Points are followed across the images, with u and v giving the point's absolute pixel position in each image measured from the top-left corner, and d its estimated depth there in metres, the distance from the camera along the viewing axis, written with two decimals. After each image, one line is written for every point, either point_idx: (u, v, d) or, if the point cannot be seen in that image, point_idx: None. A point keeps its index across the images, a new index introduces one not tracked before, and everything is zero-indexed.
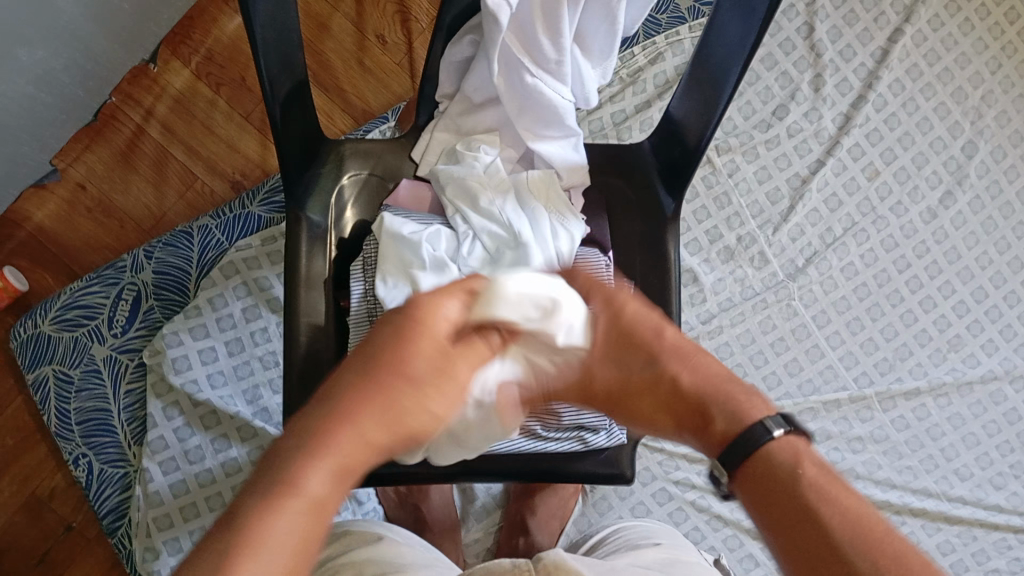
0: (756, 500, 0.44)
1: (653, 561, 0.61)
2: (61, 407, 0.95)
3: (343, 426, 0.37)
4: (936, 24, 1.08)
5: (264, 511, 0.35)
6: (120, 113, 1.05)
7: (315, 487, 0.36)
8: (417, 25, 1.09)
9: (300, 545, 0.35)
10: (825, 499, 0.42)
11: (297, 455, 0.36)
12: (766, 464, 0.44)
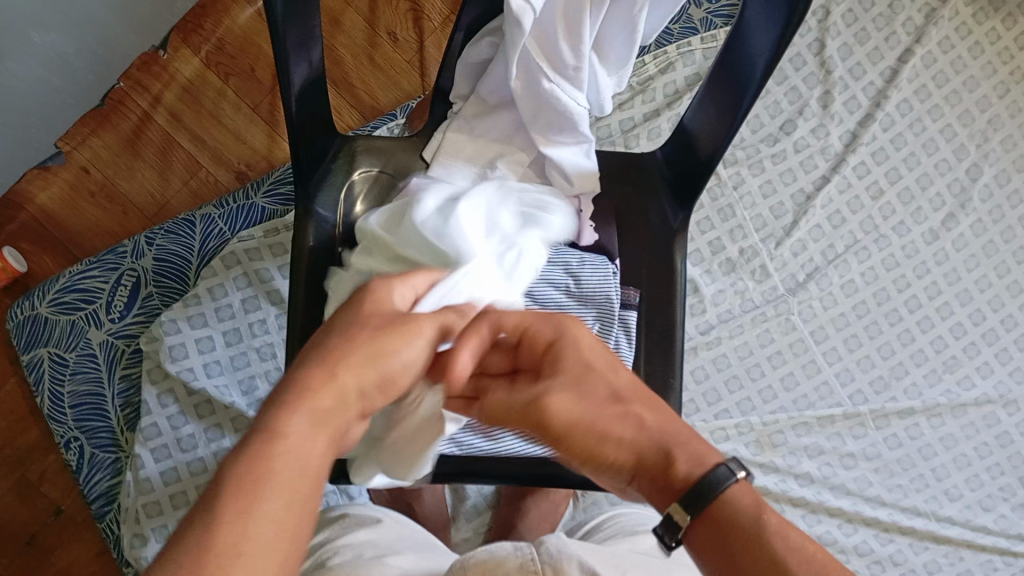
0: (714, 551, 0.42)
1: (650, 550, 0.64)
2: (55, 390, 0.94)
3: (322, 375, 0.42)
4: (946, 46, 1.09)
5: (265, 441, 0.39)
6: (128, 100, 1.03)
7: (301, 425, 0.40)
8: (429, 24, 1.09)
9: (308, 472, 0.40)
10: (793, 559, 0.40)
11: (280, 405, 0.40)
12: (728, 516, 0.42)
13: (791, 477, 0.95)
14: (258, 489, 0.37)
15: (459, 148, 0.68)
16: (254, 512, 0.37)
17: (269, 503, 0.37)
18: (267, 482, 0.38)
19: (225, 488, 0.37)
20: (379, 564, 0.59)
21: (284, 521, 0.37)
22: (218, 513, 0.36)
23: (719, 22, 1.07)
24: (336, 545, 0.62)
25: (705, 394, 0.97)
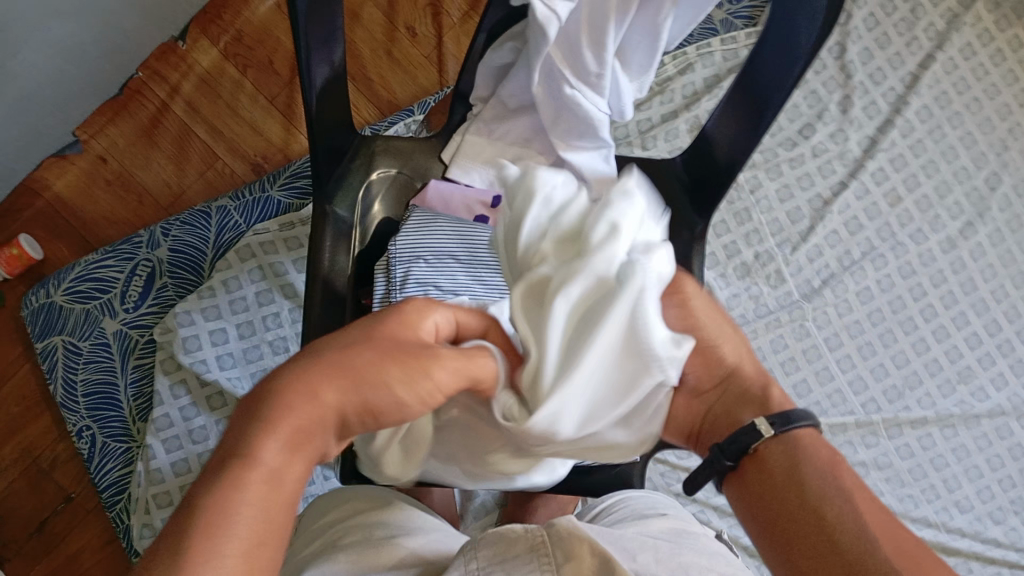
0: (764, 475, 0.48)
1: (663, 532, 0.61)
2: (68, 378, 0.94)
3: (304, 393, 0.39)
4: (967, 53, 1.08)
5: (214, 484, 0.35)
6: (146, 89, 1.04)
7: (272, 455, 0.37)
8: (448, 20, 1.09)
9: (258, 517, 0.35)
10: (841, 487, 0.46)
11: (255, 428, 0.37)
12: (788, 448, 0.48)
13: None
14: (190, 540, 0.33)
15: (477, 150, 0.69)
16: (185, 560, 0.33)
17: (199, 560, 0.33)
18: (200, 533, 0.33)
19: (169, 532, 0.34)
20: (388, 546, 0.59)
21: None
22: (153, 565, 0.33)
23: (739, 23, 1.07)
24: (348, 525, 0.62)
25: None
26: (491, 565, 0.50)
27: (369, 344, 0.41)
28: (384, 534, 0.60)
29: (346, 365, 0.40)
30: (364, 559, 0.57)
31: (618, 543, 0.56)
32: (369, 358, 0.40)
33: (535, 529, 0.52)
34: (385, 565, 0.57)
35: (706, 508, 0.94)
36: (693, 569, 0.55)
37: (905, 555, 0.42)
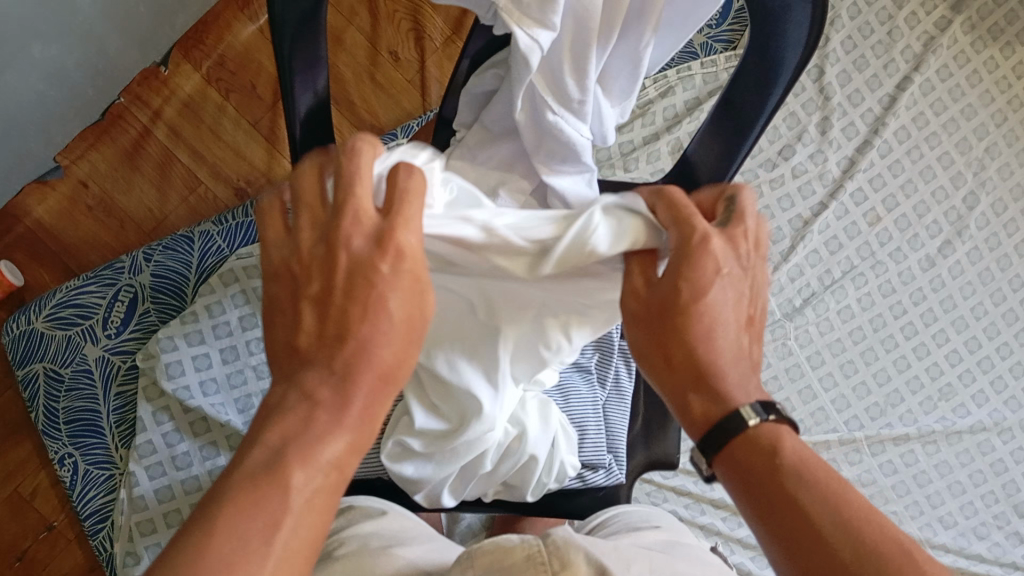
0: (741, 488, 0.46)
1: (655, 543, 0.62)
2: (50, 405, 0.94)
3: (359, 399, 0.43)
4: (944, 74, 1.09)
5: (296, 479, 0.41)
6: (127, 114, 1.03)
7: (333, 455, 0.42)
8: (430, 44, 1.10)
9: (320, 510, 0.42)
10: (814, 487, 0.44)
11: (322, 427, 0.42)
12: (752, 453, 0.46)
13: None
14: (277, 530, 0.39)
15: (462, 175, 0.68)
16: (270, 549, 0.39)
17: (279, 549, 0.39)
18: (283, 527, 0.40)
19: (254, 510, 0.39)
20: (383, 556, 0.59)
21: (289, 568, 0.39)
22: (246, 536, 0.39)
23: (719, 47, 1.07)
24: (346, 537, 0.63)
25: None
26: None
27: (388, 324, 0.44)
28: (378, 545, 0.61)
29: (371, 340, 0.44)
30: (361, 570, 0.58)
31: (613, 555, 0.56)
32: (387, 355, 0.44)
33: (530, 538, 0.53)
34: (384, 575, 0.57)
35: (692, 527, 0.94)
36: None
37: (878, 565, 0.42)
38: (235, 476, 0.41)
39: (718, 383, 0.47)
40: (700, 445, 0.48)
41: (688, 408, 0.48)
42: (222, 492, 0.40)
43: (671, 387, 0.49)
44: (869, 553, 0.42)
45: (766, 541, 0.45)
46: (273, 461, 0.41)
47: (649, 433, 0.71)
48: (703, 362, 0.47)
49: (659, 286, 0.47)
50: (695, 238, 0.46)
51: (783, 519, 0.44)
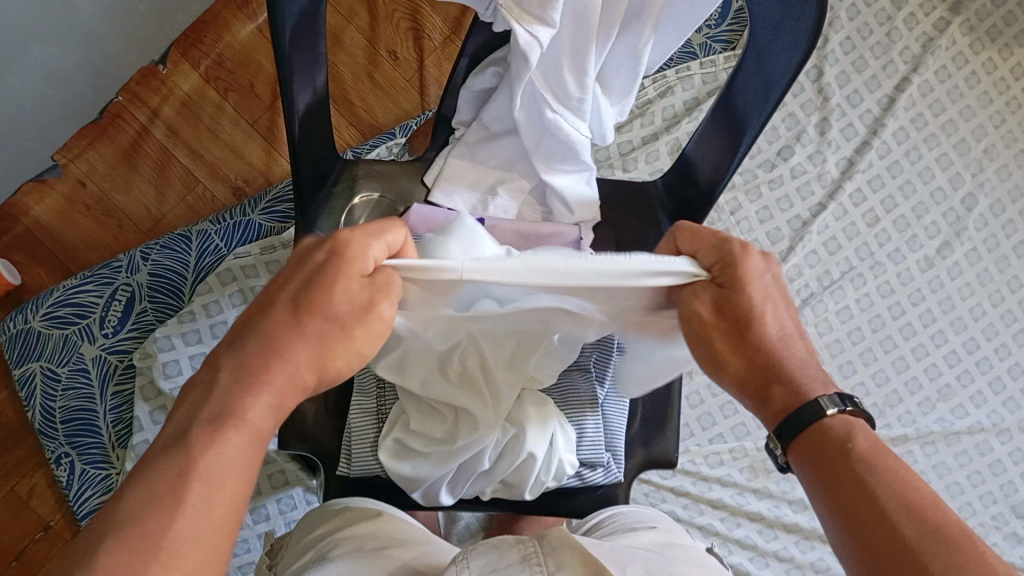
0: (811, 472, 0.45)
1: (651, 545, 0.61)
2: (47, 406, 0.93)
3: (278, 368, 0.43)
4: (942, 75, 1.09)
5: (210, 439, 0.41)
6: (126, 113, 1.03)
7: (257, 416, 0.43)
8: (429, 44, 1.09)
9: (238, 466, 0.41)
10: (881, 472, 0.43)
11: (239, 387, 0.43)
12: (827, 439, 0.45)
13: (784, 503, 0.96)
14: (188, 486, 0.39)
15: (462, 174, 0.69)
16: (185, 503, 0.39)
17: (194, 504, 0.39)
18: (195, 483, 0.39)
19: (168, 468, 0.40)
20: (379, 560, 0.59)
21: (208, 522, 0.39)
22: (160, 488, 0.39)
23: (718, 47, 1.07)
24: (339, 538, 0.62)
25: (699, 419, 0.97)
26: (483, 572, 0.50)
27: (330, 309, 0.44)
28: (372, 548, 0.60)
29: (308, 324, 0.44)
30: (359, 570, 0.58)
31: (610, 557, 0.56)
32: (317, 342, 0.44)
33: (525, 539, 0.53)
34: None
35: (690, 527, 0.94)
36: None
37: (945, 545, 0.39)
38: (157, 444, 0.42)
39: (786, 380, 0.47)
40: (776, 432, 0.47)
41: (765, 404, 0.48)
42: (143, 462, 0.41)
43: (749, 391, 0.48)
44: (936, 535, 0.40)
45: (832, 525, 0.44)
46: (189, 426, 0.42)
47: (647, 432, 0.71)
48: (771, 368, 0.47)
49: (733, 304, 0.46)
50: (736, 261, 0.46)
51: (849, 499, 0.43)
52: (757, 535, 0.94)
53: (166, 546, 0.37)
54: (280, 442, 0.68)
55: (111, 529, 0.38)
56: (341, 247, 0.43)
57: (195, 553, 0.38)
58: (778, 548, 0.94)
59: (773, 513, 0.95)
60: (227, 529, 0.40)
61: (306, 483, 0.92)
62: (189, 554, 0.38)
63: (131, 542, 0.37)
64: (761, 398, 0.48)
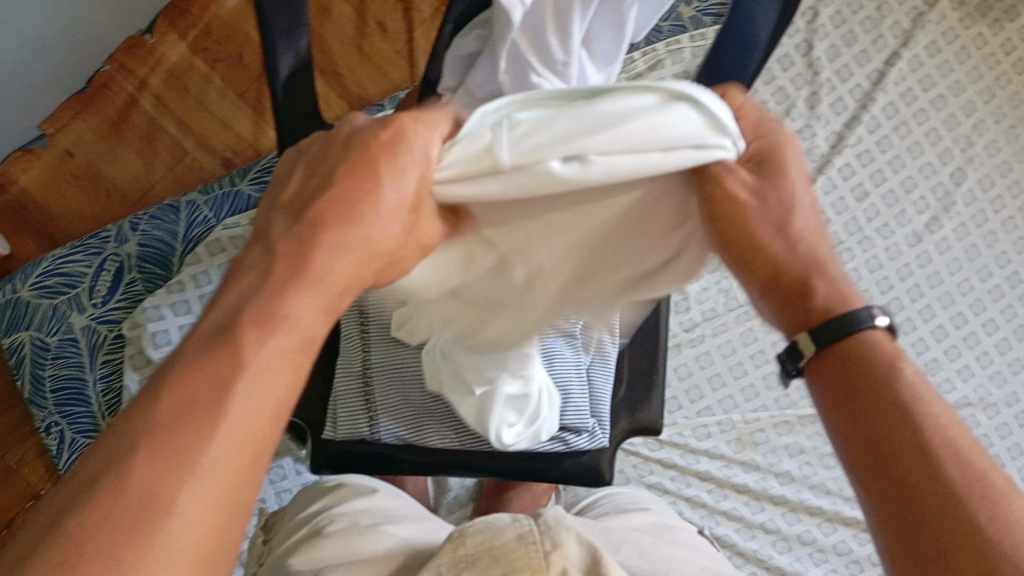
0: (838, 391, 0.44)
1: (645, 526, 0.68)
2: (36, 373, 0.94)
3: (323, 257, 0.41)
4: (932, 50, 1.10)
5: (257, 338, 0.39)
6: (113, 82, 1.00)
7: (301, 313, 0.41)
8: (420, 16, 1.09)
9: (275, 390, 0.39)
10: (921, 402, 0.42)
11: (285, 282, 0.41)
12: (863, 357, 0.44)
13: (771, 475, 0.96)
14: (231, 392, 0.37)
15: None
16: (223, 418, 0.36)
17: (228, 424, 0.37)
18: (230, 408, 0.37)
19: (205, 370, 0.37)
20: (373, 535, 0.59)
21: (248, 435, 0.37)
22: (194, 401, 0.36)
23: (708, 20, 1.08)
24: (334, 514, 0.63)
25: (687, 392, 0.98)
26: (480, 551, 0.51)
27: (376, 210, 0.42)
28: (368, 524, 0.61)
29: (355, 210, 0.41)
30: (351, 546, 0.58)
31: (604, 535, 0.61)
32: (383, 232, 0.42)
33: (521, 518, 0.54)
34: (375, 549, 0.58)
35: (677, 498, 0.94)
36: (674, 559, 0.61)
37: (986, 488, 0.39)
38: (198, 334, 0.40)
39: (821, 294, 0.45)
40: (800, 340, 0.46)
41: (790, 314, 0.46)
42: (179, 361, 0.38)
43: (781, 306, 0.47)
44: (978, 475, 0.40)
45: (853, 447, 0.43)
46: (229, 321, 0.39)
47: (633, 400, 0.72)
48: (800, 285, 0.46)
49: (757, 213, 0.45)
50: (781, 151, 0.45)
51: (885, 428, 0.42)
52: (744, 507, 0.95)
53: (200, 464, 0.35)
54: None
55: (138, 437, 0.35)
56: (400, 132, 0.42)
57: (222, 488, 0.36)
58: (764, 520, 0.94)
59: (760, 485, 0.95)
60: (261, 446, 0.38)
61: (295, 454, 0.92)
62: (225, 468, 0.36)
63: (163, 455, 0.35)
64: (795, 314, 0.46)
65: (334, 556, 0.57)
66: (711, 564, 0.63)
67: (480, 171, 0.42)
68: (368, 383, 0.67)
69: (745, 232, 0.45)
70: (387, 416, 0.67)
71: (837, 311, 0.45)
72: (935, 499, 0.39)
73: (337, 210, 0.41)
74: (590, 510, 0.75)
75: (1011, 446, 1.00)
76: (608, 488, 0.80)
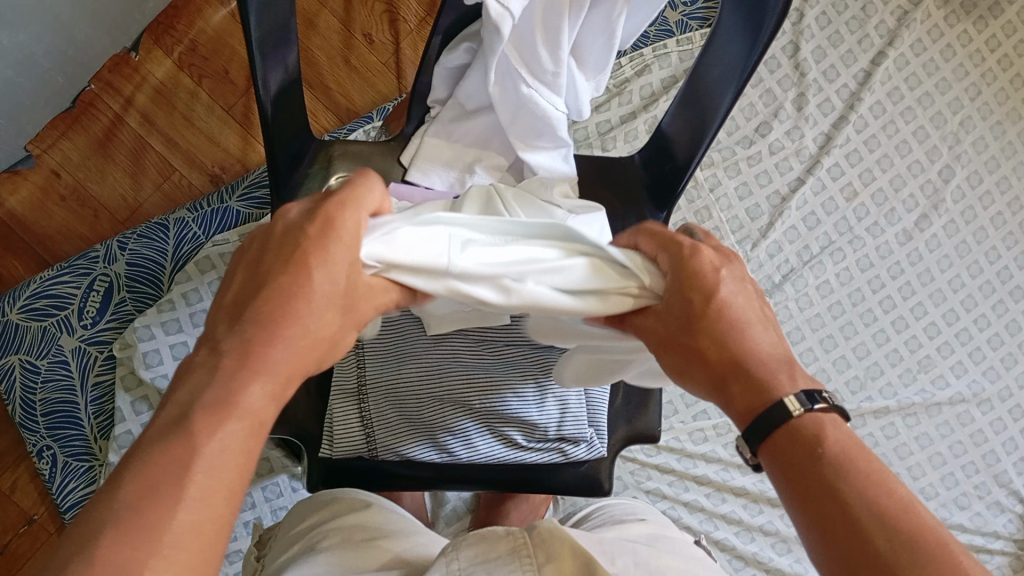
0: (779, 479, 0.42)
1: (641, 536, 0.67)
2: (26, 398, 0.92)
3: (279, 347, 0.40)
4: (918, 49, 1.10)
5: (210, 427, 0.37)
6: (99, 101, 1.03)
7: (255, 400, 0.39)
8: (405, 26, 1.09)
9: (238, 458, 0.38)
10: (852, 477, 0.40)
11: (240, 372, 0.39)
12: (798, 435, 0.42)
13: (768, 477, 0.96)
14: (191, 480, 0.36)
15: (438, 152, 0.69)
16: (185, 506, 0.36)
17: (189, 507, 0.36)
18: (192, 485, 0.36)
19: (161, 461, 0.36)
20: (368, 550, 0.59)
21: (208, 522, 0.36)
22: (155, 487, 0.35)
23: (694, 24, 1.07)
24: (326, 530, 0.62)
25: (683, 396, 0.97)
26: (474, 565, 0.51)
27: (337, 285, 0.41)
28: (363, 539, 0.60)
29: (304, 289, 0.40)
30: (345, 561, 0.58)
31: (600, 547, 0.61)
32: (324, 318, 0.41)
33: (516, 531, 0.54)
34: (368, 566, 0.58)
35: (675, 504, 0.94)
36: (670, 570, 0.60)
37: (928, 559, 0.37)
38: (155, 420, 0.38)
39: (754, 370, 0.43)
40: (744, 433, 0.44)
41: (729, 404, 0.44)
42: (135, 455, 0.37)
43: (712, 392, 0.45)
44: (918, 548, 0.37)
45: (802, 535, 0.41)
46: (185, 411, 0.38)
47: (628, 408, 0.71)
48: (732, 358, 0.44)
49: (671, 308, 0.45)
50: (685, 249, 0.45)
51: (823, 513, 0.39)
52: (742, 510, 0.95)
53: (165, 547, 0.34)
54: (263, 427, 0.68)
55: (103, 527, 0.34)
56: (330, 221, 0.41)
57: (192, 546, 0.35)
58: (763, 522, 0.95)
59: (758, 488, 0.95)
60: (222, 525, 0.37)
61: (291, 471, 0.91)
62: (188, 552, 0.35)
63: (125, 541, 0.34)
64: (722, 399, 0.45)
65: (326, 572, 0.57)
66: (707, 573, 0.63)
67: (423, 266, 0.42)
68: (364, 398, 0.66)
69: (669, 334, 0.45)
70: (384, 431, 0.66)
71: (761, 400, 0.43)
72: None
73: (290, 297, 0.40)
74: (586, 521, 0.75)
75: (1006, 441, 1.01)
76: (605, 499, 0.79)
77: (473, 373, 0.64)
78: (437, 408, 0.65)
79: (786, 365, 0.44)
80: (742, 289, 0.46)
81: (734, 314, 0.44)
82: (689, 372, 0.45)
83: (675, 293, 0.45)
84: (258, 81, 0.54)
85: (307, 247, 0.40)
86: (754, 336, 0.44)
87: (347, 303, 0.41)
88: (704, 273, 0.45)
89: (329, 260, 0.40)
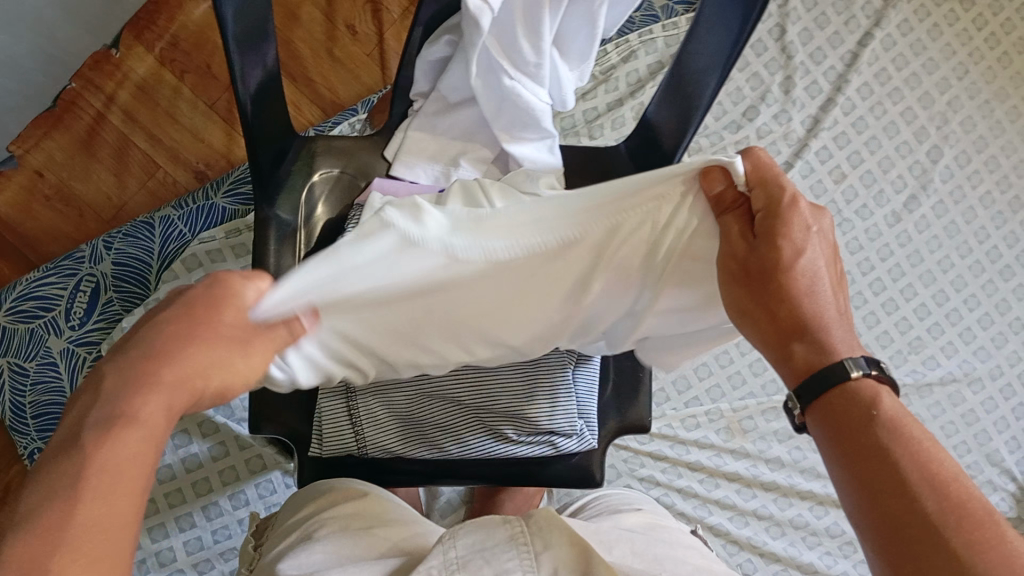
0: (829, 439, 0.46)
1: (637, 525, 0.67)
2: (16, 401, 0.91)
3: (169, 366, 0.43)
4: (904, 29, 1.09)
5: (104, 436, 0.40)
6: (81, 99, 1.02)
7: (152, 412, 0.42)
8: (388, 16, 1.08)
9: (136, 462, 0.40)
10: (898, 441, 0.43)
11: (131, 388, 0.42)
12: (857, 400, 0.46)
13: (762, 462, 0.96)
14: (87, 479, 0.39)
15: (422, 146, 0.69)
16: (87, 497, 0.38)
17: (90, 504, 0.38)
18: (94, 477, 0.39)
19: (59, 473, 0.39)
20: (366, 539, 0.59)
21: (113, 518, 0.39)
22: (55, 491, 0.38)
23: (680, 9, 1.07)
24: (323, 518, 0.62)
25: (675, 383, 0.97)
26: (471, 553, 0.50)
27: (222, 322, 0.45)
28: (358, 527, 0.60)
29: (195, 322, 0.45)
30: (344, 549, 0.58)
31: (596, 536, 0.61)
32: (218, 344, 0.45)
33: (511, 519, 0.54)
34: (367, 555, 0.58)
35: (669, 491, 0.94)
36: (666, 558, 0.60)
37: (965, 518, 0.40)
38: (53, 448, 0.40)
39: (822, 334, 0.48)
40: (797, 391, 0.48)
41: (788, 361, 0.49)
42: (38, 469, 0.39)
43: (771, 347, 0.50)
44: (958, 507, 0.41)
45: (846, 492, 0.45)
46: (80, 427, 0.41)
47: (620, 399, 0.71)
48: (808, 321, 0.49)
49: (757, 251, 0.49)
50: (784, 201, 0.49)
51: (869, 472, 0.43)
52: (737, 495, 0.95)
53: (69, 536, 0.37)
54: (251, 426, 0.67)
55: (10, 536, 0.36)
56: (223, 282, 0.46)
57: (94, 542, 0.38)
58: (757, 507, 0.95)
59: (751, 472, 0.95)
60: (124, 528, 0.39)
61: (284, 467, 0.91)
62: (93, 543, 0.37)
63: (43, 535, 0.37)
64: (783, 356, 0.49)
65: (324, 562, 0.56)
66: (701, 562, 0.62)
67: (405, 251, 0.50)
68: (350, 397, 0.65)
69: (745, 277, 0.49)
70: (374, 428, 0.65)
71: (821, 363, 0.47)
72: (920, 532, 0.41)
73: (195, 327, 0.45)
74: (582, 511, 0.75)
75: (997, 420, 1.01)
76: (599, 488, 0.79)
77: (461, 369, 0.63)
78: (427, 401, 0.64)
79: (849, 333, 0.49)
80: (824, 252, 0.51)
81: (806, 267, 0.49)
82: (752, 320, 0.50)
83: (765, 240, 0.49)
84: (236, 80, 0.53)
85: (200, 300, 0.46)
86: (823, 304, 0.49)
87: (247, 336, 0.46)
88: (801, 227, 0.49)
89: (214, 311, 0.45)
